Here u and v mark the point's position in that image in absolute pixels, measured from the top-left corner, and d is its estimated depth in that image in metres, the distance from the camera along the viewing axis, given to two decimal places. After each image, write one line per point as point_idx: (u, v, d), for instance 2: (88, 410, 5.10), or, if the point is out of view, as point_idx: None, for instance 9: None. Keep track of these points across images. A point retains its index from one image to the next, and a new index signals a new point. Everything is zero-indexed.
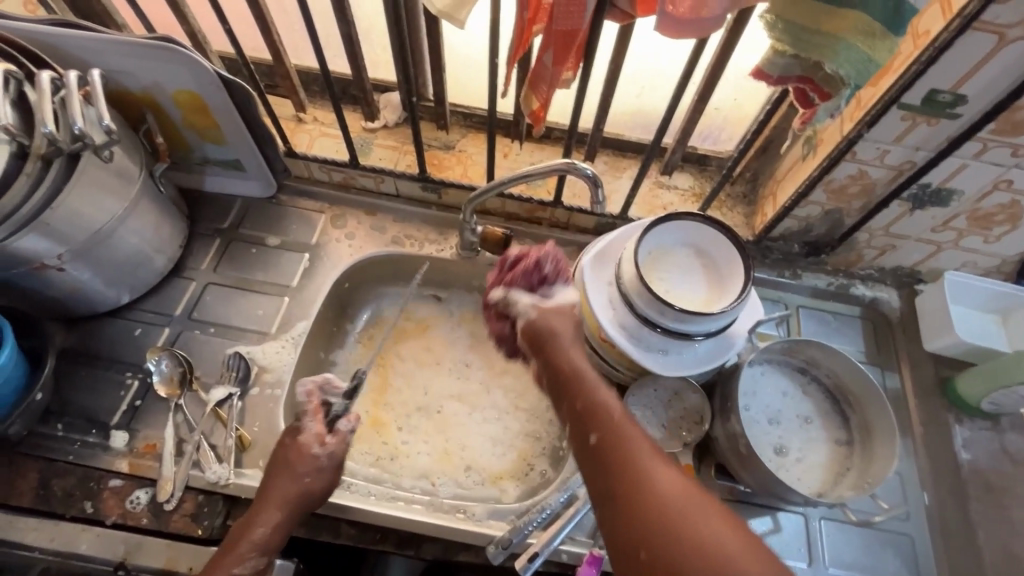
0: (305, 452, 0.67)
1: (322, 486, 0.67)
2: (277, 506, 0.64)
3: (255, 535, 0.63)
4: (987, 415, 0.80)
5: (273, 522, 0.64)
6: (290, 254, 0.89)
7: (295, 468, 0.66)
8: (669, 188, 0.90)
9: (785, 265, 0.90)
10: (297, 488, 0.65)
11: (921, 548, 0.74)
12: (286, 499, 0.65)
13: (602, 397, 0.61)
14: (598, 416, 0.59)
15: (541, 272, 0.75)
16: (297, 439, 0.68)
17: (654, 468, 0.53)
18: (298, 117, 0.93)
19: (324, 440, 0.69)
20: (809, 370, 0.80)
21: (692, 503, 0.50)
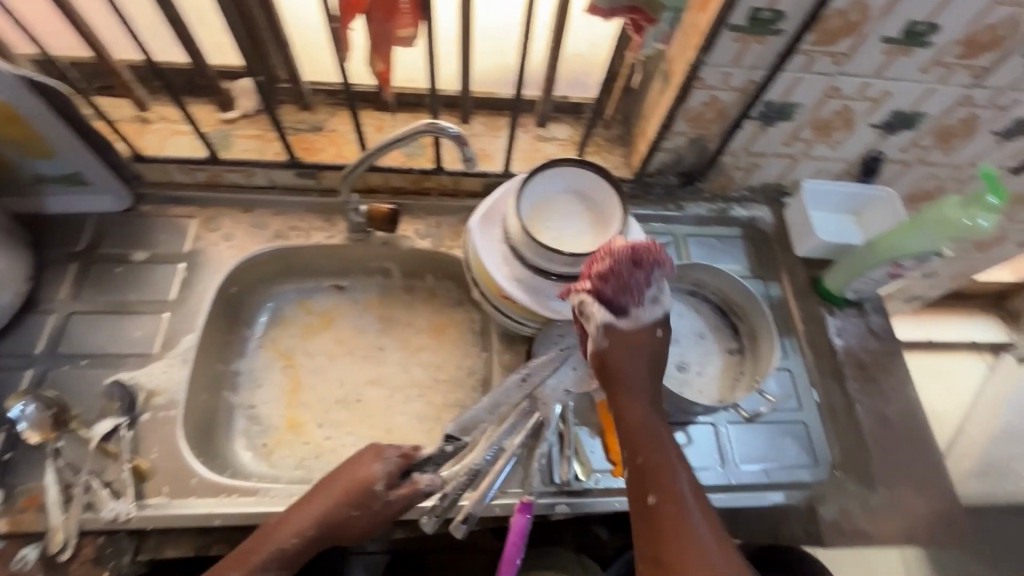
0: (370, 487, 0.65)
1: (364, 527, 0.65)
2: (308, 523, 0.63)
3: (286, 542, 0.62)
4: (853, 303, 0.89)
5: (302, 531, 0.63)
6: (162, 267, 0.82)
7: (352, 496, 0.65)
8: (549, 140, 0.90)
9: (668, 198, 0.94)
10: (343, 527, 0.64)
11: (815, 430, 0.82)
12: (320, 522, 0.64)
13: (649, 405, 0.67)
14: (625, 412, 0.67)
15: (643, 273, 0.66)
16: (371, 466, 0.67)
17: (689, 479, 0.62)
18: (142, 117, 0.84)
19: (394, 484, 0.67)
20: (698, 291, 0.85)
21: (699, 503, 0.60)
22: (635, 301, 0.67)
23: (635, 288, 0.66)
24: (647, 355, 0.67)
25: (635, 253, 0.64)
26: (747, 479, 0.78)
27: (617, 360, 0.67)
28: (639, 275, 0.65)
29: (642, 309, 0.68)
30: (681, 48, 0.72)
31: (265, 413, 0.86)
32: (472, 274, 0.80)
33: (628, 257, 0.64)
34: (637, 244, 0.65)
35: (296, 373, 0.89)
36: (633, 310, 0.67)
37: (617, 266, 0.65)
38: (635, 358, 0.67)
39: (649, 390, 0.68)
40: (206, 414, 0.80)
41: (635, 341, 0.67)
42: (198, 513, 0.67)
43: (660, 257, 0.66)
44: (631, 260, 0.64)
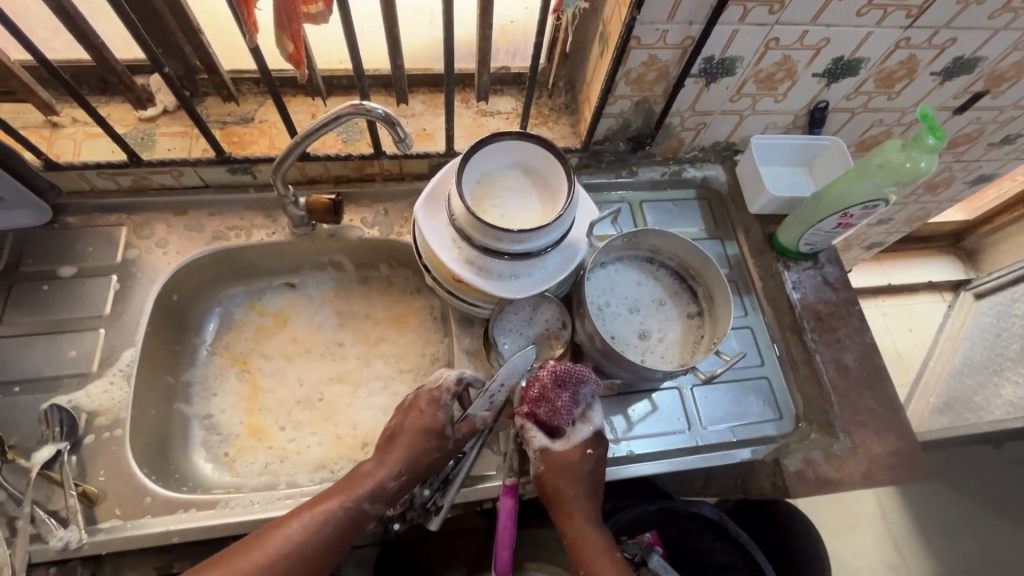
0: (439, 427, 0.69)
1: (445, 456, 0.69)
2: (390, 467, 0.67)
3: (385, 482, 0.66)
4: (808, 256, 0.90)
5: (399, 472, 0.67)
6: (93, 281, 0.78)
7: (433, 435, 0.68)
8: (492, 115, 0.87)
9: (619, 165, 0.92)
10: (397, 480, 0.67)
11: (777, 385, 0.83)
12: (409, 458, 0.67)
13: (582, 500, 0.69)
14: (563, 497, 0.69)
15: (568, 392, 0.69)
16: (432, 413, 0.69)
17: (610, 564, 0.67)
18: (52, 122, 0.79)
19: (456, 424, 0.70)
20: (655, 257, 0.84)
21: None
22: (564, 421, 0.69)
23: (563, 410, 0.69)
24: (583, 478, 0.69)
25: (558, 375, 0.68)
26: (715, 440, 0.78)
27: (556, 484, 0.69)
28: (564, 396, 0.69)
29: (580, 427, 0.70)
30: (615, 8, 0.70)
31: (224, 422, 0.83)
32: (423, 259, 0.78)
33: (551, 378, 0.68)
34: (558, 367, 0.69)
35: (253, 377, 0.86)
36: (566, 434, 0.70)
37: (546, 390, 0.68)
38: (574, 476, 0.69)
39: (586, 482, 0.69)
40: (158, 429, 0.77)
41: (570, 465, 0.69)
42: (154, 533, 0.64)
43: (582, 376, 0.69)
44: (554, 380, 0.68)
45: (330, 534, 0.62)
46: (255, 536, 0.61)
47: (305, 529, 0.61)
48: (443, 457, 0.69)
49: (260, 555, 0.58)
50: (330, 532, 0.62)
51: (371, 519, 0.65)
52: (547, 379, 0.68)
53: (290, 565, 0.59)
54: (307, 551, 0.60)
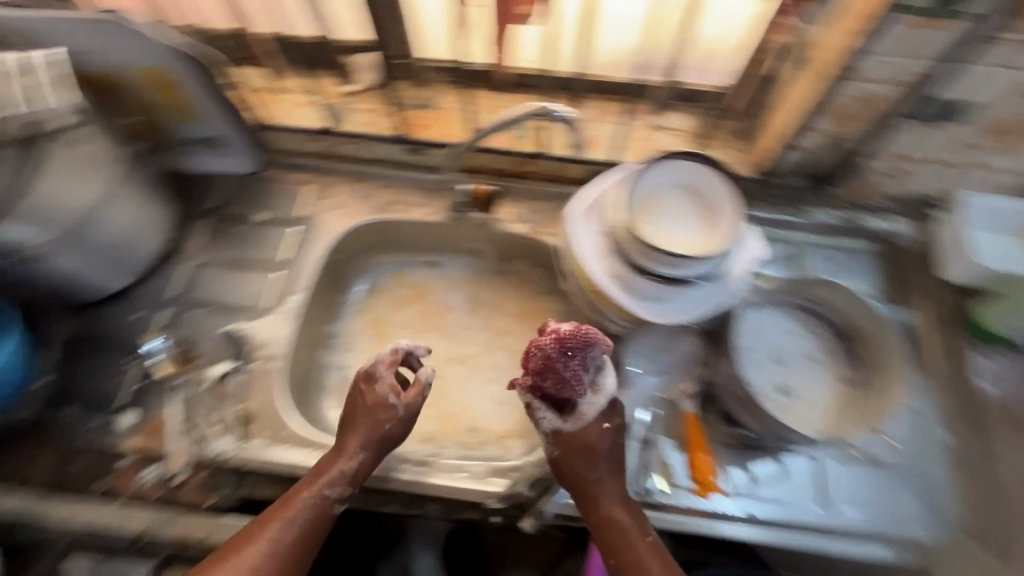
0: (383, 400, 0.68)
1: (400, 425, 0.68)
2: (360, 442, 0.66)
3: (344, 465, 0.65)
4: (1010, 343, 0.76)
5: (354, 450, 0.66)
6: (278, 229, 0.89)
7: (375, 415, 0.67)
8: (663, 130, 0.86)
9: (789, 201, 0.84)
10: (355, 461, 0.66)
11: (939, 484, 0.71)
12: (366, 436, 0.66)
13: (605, 483, 0.65)
14: (593, 488, 0.64)
15: (575, 360, 0.63)
16: (372, 390, 0.69)
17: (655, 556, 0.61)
18: (272, 86, 0.89)
19: (399, 390, 0.69)
20: (814, 309, 0.76)
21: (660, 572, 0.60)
22: (579, 394, 0.64)
23: (573, 380, 0.64)
24: (602, 459, 0.65)
25: (570, 340, 0.62)
26: (850, 527, 0.69)
27: (574, 469, 0.65)
28: (574, 363, 0.63)
29: (590, 403, 0.65)
30: (833, 35, 0.64)
31: (354, 376, 0.90)
32: (566, 265, 0.77)
33: (556, 346, 0.63)
34: (564, 330, 0.63)
35: (386, 341, 0.93)
36: (580, 410, 0.65)
37: (547, 358, 0.63)
38: (591, 458, 0.65)
39: (609, 469, 0.65)
40: (304, 369, 0.86)
41: (586, 444, 0.65)
42: (289, 462, 0.72)
43: (591, 338, 0.63)
44: (559, 348, 0.63)
45: (307, 523, 0.62)
46: (246, 529, 0.61)
47: (282, 518, 0.61)
48: (399, 427, 0.68)
49: (252, 540, 0.59)
50: (296, 531, 0.61)
51: (336, 503, 0.64)
52: (563, 338, 0.63)
53: (280, 554, 0.59)
54: (289, 542, 0.60)
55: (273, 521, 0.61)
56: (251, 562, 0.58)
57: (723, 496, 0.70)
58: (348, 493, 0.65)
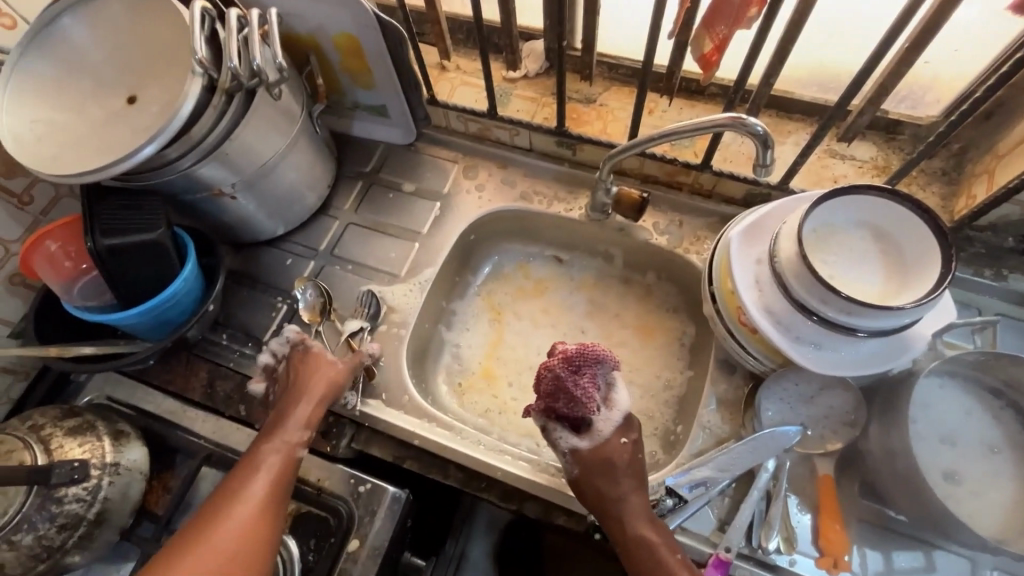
0: (323, 356, 0.72)
1: (324, 373, 0.71)
2: (308, 393, 0.68)
3: (302, 412, 0.67)
4: None
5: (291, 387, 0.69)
6: (422, 202, 0.91)
7: (320, 366, 0.71)
8: (842, 159, 0.76)
9: (987, 261, 0.73)
10: (311, 406, 0.68)
11: None
12: (319, 386, 0.69)
13: (628, 491, 0.62)
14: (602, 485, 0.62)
15: (586, 377, 0.61)
16: (319, 352, 0.73)
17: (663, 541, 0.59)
18: (442, 65, 0.93)
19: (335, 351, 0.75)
20: (1005, 393, 0.65)
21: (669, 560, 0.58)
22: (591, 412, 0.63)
23: (586, 398, 0.62)
24: (622, 473, 0.62)
25: (575, 361, 0.61)
26: None
27: (594, 485, 0.63)
28: (583, 381, 0.61)
29: (603, 419, 0.64)
30: None
31: (467, 356, 0.92)
32: (711, 286, 0.73)
33: (564, 366, 0.61)
34: (570, 351, 0.62)
35: (502, 328, 0.93)
36: (594, 429, 0.64)
37: (559, 382, 0.62)
38: (614, 471, 0.62)
39: (619, 466, 0.63)
40: (423, 340, 0.89)
41: (606, 459, 0.63)
42: (403, 428, 0.75)
43: (600, 356, 0.61)
44: (568, 367, 0.61)
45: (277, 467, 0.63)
46: (242, 465, 0.62)
47: (274, 458, 0.63)
48: (324, 373, 0.71)
49: (249, 472, 0.61)
50: (272, 472, 0.62)
51: (301, 447, 0.65)
52: (566, 362, 0.61)
53: (272, 489, 0.61)
54: (269, 482, 0.61)
55: (262, 456, 0.63)
56: (248, 493, 0.59)
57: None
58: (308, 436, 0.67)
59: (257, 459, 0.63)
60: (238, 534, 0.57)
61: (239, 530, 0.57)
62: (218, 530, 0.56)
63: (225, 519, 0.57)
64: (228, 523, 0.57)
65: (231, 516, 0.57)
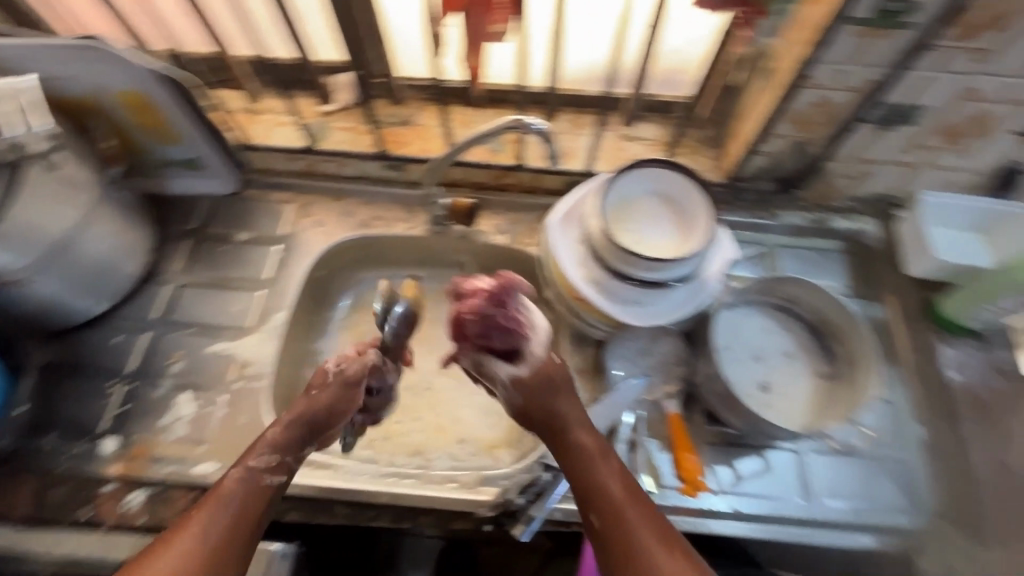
0: (323, 372, 0.68)
1: (331, 400, 0.66)
2: (288, 415, 0.64)
3: (270, 434, 0.62)
4: (977, 333, 0.79)
5: (284, 423, 0.63)
6: (260, 248, 0.89)
7: (324, 391, 0.66)
8: (634, 140, 0.88)
9: (760, 205, 0.88)
10: (293, 427, 0.63)
11: (916, 471, 0.74)
12: (307, 411, 0.64)
13: (580, 434, 0.62)
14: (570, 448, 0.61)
15: (509, 306, 0.67)
16: (321, 372, 0.68)
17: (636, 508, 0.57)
18: (252, 108, 0.91)
19: (348, 359, 0.69)
20: (790, 307, 0.79)
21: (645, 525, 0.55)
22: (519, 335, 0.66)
23: (516, 327, 0.66)
24: (564, 391, 0.64)
25: (492, 290, 0.68)
26: (834, 517, 0.71)
27: (542, 406, 0.63)
28: (508, 311, 0.67)
29: (531, 311, 0.68)
30: (788, 46, 0.67)
31: None
32: (547, 274, 0.79)
33: (486, 298, 0.67)
34: (489, 287, 0.68)
35: None
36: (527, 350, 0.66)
37: (484, 313, 0.66)
38: (554, 386, 0.64)
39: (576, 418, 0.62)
40: (289, 388, 0.85)
41: (542, 377, 0.64)
42: None
43: (513, 282, 0.69)
44: (490, 300, 0.67)
45: (251, 498, 0.57)
46: (208, 499, 0.56)
47: (233, 488, 0.57)
48: (327, 398, 0.66)
49: (211, 507, 0.55)
50: (233, 506, 0.56)
51: (268, 474, 0.60)
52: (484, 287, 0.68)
53: (227, 519, 0.55)
54: (233, 514, 0.56)
55: (224, 489, 0.57)
56: (211, 527, 0.54)
57: (711, 494, 0.72)
58: (277, 463, 0.61)
59: (222, 492, 0.57)
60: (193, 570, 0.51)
61: (201, 565, 0.51)
62: (147, 562, 0.51)
63: (192, 552, 0.52)
64: (189, 555, 0.51)
65: (193, 547, 0.52)
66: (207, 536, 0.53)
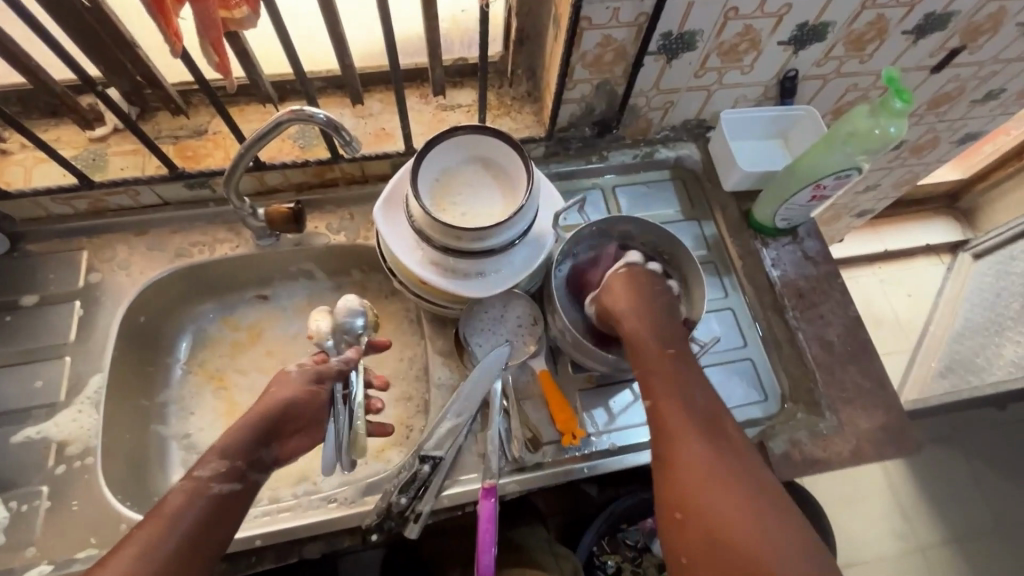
0: (284, 374, 0.68)
1: (285, 397, 0.65)
2: (244, 414, 0.63)
3: (218, 443, 0.61)
4: (785, 232, 0.86)
5: (233, 430, 0.62)
6: (57, 308, 0.77)
7: (279, 389, 0.66)
8: (452, 109, 0.85)
9: (589, 150, 0.90)
10: (249, 426, 0.63)
11: (761, 365, 0.82)
12: (259, 411, 0.64)
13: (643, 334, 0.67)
14: (650, 364, 0.66)
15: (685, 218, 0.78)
16: (289, 373, 0.68)
17: (711, 433, 0.60)
18: (1, 149, 0.77)
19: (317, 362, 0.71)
20: (626, 243, 0.80)
21: (712, 451, 0.58)
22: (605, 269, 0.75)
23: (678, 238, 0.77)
24: (628, 292, 0.71)
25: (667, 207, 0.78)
26: None
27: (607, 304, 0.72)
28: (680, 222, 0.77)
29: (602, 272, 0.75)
30: None
31: (202, 440, 0.81)
32: (388, 264, 0.76)
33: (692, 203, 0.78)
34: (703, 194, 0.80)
35: (229, 393, 0.85)
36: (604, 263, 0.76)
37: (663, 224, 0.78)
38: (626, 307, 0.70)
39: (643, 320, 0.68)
40: (133, 453, 0.76)
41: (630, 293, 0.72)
42: None
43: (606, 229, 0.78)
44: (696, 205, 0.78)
45: (200, 510, 0.56)
46: (159, 512, 0.55)
47: (182, 501, 0.55)
48: (285, 393, 0.66)
49: (157, 522, 0.53)
50: (183, 517, 0.54)
51: (216, 482, 0.58)
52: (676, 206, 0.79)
53: (187, 527, 0.54)
54: (185, 524, 0.54)
55: (169, 504, 0.55)
56: (158, 541, 0.52)
57: (589, 437, 0.74)
58: (229, 469, 0.59)
59: (168, 508, 0.55)
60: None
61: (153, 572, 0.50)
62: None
63: (148, 559, 0.50)
64: (145, 565, 0.50)
65: (145, 558, 0.50)
66: (156, 547, 0.51)
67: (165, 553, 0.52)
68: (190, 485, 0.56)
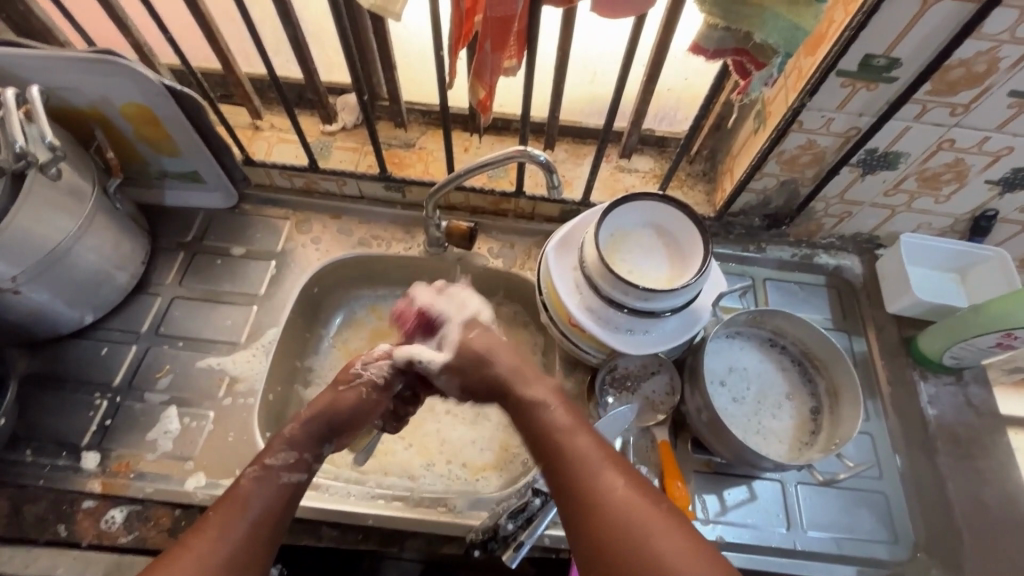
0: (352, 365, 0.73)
1: (352, 403, 0.69)
2: (315, 405, 0.68)
3: (289, 430, 0.65)
4: (950, 370, 0.82)
5: (303, 421, 0.66)
6: (256, 263, 0.88)
7: (339, 380, 0.70)
8: (629, 172, 0.90)
9: (749, 239, 0.91)
10: (300, 424, 0.66)
11: (895, 503, 0.76)
12: (316, 407, 0.67)
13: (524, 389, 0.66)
14: (547, 427, 0.60)
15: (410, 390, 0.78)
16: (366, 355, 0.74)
17: (647, 535, 0.50)
18: (255, 125, 0.92)
19: (373, 364, 0.73)
20: (776, 340, 0.82)
21: (639, 523, 0.51)
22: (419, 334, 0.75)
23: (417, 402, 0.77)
24: (496, 358, 0.69)
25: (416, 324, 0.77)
26: (817, 548, 0.72)
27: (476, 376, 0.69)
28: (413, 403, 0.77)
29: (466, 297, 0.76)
30: (781, 91, 0.71)
31: None
32: (542, 298, 0.80)
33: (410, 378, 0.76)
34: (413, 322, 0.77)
35: None
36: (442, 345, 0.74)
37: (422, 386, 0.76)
38: (485, 360, 0.69)
39: (518, 378, 0.67)
40: (278, 405, 0.84)
41: (476, 352, 0.70)
42: None
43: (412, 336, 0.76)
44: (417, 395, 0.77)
45: (273, 497, 0.59)
46: (222, 502, 0.57)
47: (254, 483, 0.59)
48: (347, 403, 0.69)
49: (233, 507, 0.57)
50: (256, 502, 0.58)
51: (287, 471, 0.61)
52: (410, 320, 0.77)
53: (260, 516, 0.57)
54: (257, 508, 0.57)
55: (243, 487, 0.58)
56: (231, 524, 0.55)
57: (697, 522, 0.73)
58: (296, 460, 0.63)
59: (242, 489, 0.58)
60: (223, 556, 0.53)
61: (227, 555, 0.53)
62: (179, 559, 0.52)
63: (220, 542, 0.54)
64: (217, 553, 0.53)
65: (216, 543, 0.54)
66: (229, 529, 0.55)
67: (237, 538, 0.55)
68: (263, 470, 0.60)
